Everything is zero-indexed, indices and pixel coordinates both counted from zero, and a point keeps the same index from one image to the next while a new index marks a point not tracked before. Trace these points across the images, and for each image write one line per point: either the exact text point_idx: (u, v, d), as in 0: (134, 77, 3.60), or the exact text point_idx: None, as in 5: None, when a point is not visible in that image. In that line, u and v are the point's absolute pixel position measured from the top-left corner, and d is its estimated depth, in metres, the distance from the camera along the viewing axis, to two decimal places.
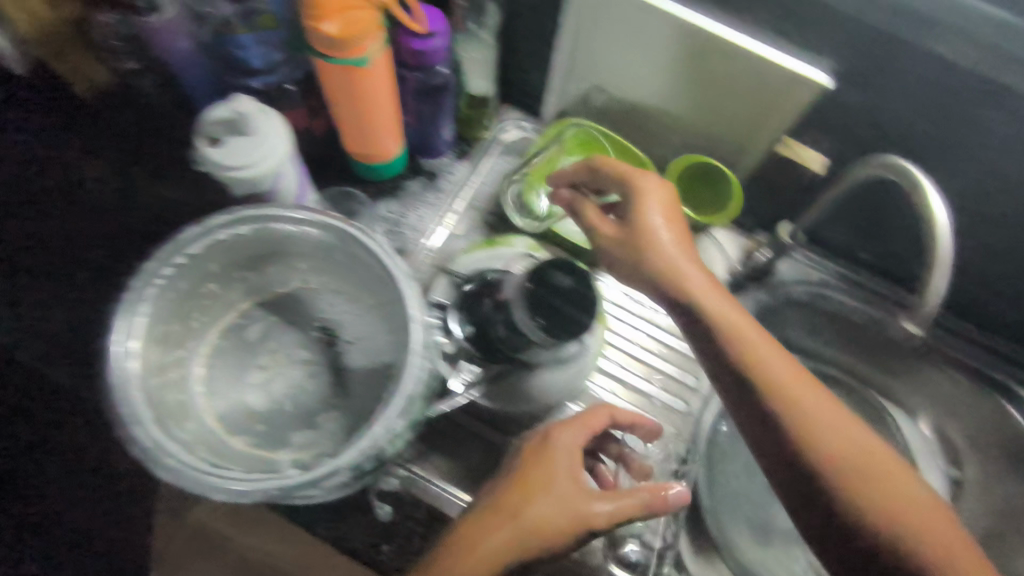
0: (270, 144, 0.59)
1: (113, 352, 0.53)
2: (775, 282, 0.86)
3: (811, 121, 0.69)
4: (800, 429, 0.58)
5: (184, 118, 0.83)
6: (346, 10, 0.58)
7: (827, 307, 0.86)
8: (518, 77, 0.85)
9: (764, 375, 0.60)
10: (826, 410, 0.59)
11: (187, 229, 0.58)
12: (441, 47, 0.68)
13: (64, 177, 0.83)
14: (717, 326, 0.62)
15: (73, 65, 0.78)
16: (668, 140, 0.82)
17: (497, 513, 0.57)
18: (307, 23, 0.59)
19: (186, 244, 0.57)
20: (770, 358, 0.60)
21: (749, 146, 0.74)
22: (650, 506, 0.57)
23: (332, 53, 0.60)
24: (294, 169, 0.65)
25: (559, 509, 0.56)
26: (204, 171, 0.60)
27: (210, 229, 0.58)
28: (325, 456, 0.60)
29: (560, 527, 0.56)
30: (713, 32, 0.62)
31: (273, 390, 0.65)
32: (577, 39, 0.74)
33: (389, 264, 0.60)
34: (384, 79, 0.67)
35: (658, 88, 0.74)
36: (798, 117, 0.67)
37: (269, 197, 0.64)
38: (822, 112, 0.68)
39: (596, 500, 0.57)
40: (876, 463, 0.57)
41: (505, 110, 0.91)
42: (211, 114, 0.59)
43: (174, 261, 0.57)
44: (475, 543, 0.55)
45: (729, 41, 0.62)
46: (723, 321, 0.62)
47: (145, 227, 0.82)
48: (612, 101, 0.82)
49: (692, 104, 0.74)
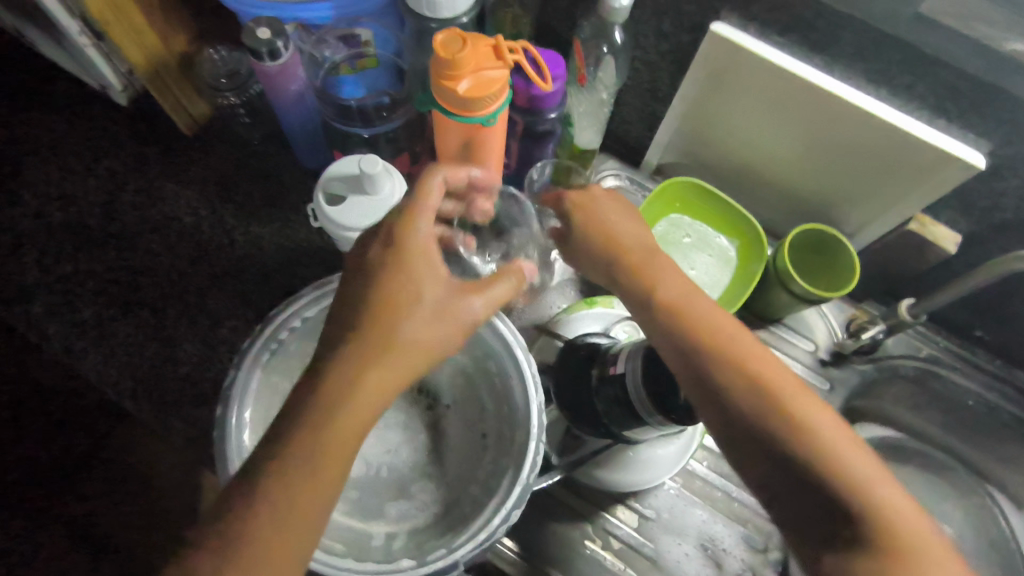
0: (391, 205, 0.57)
1: (227, 422, 0.50)
2: (883, 357, 0.81)
3: (948, 199, 0.65)
4: (827, 484, 0.43)
5: (279, 155, 0.82)
6: (479, 69, 0.56)
7: (936, 385, 0.81)
8: (622, 128, 0.83)
9: (790, 408, 0.46)
10: (860, 466, 0.43)
11: (306, 290, 0.55)
12: (559, 96, 0.66)
13: (155, 209, 0.79)
14: (748, 369, 0.48)
15: (175, 99, 0.76)
16: (776, 202, 0.80)
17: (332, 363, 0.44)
18: (437, 81, 0.56)
19: (304, 308, 0.55)
20: (792, 406, 0.46)
21: (876, 218, 0.71)
22: (516, 286, 0.52)
23: (459, 111, 0.58)
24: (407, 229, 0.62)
25: (428, 324, 0.46)
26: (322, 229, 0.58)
27: (328, 292, 0.56)
28: (424, 535, 0.57)
29: (442, 332, 0.47)
30: (850, 101, 0.60)
31: (370, 455, 0.63)
32: (695, 102, 0.72)
33: (510, 341, 0.58)
34: (501, 132, 0.64)
35: (777, 149, 0.72)
36: (937, 195, 0.64)
37: None
38: (965, 191, 0.64)
39: (465, 294, 0.49)
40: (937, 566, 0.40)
41: (601, 159, 0.87)
42: (334, 172, 0.57)
43: (291, 325, 0.55)
44: (362, 375, 0.43)
45: (873, 114, 0.60)
46: (753, 361, 0.49)
47: (234, 266, 0.76)
48: (721, 160, 0.79)
49: (813, 169, 0.72)
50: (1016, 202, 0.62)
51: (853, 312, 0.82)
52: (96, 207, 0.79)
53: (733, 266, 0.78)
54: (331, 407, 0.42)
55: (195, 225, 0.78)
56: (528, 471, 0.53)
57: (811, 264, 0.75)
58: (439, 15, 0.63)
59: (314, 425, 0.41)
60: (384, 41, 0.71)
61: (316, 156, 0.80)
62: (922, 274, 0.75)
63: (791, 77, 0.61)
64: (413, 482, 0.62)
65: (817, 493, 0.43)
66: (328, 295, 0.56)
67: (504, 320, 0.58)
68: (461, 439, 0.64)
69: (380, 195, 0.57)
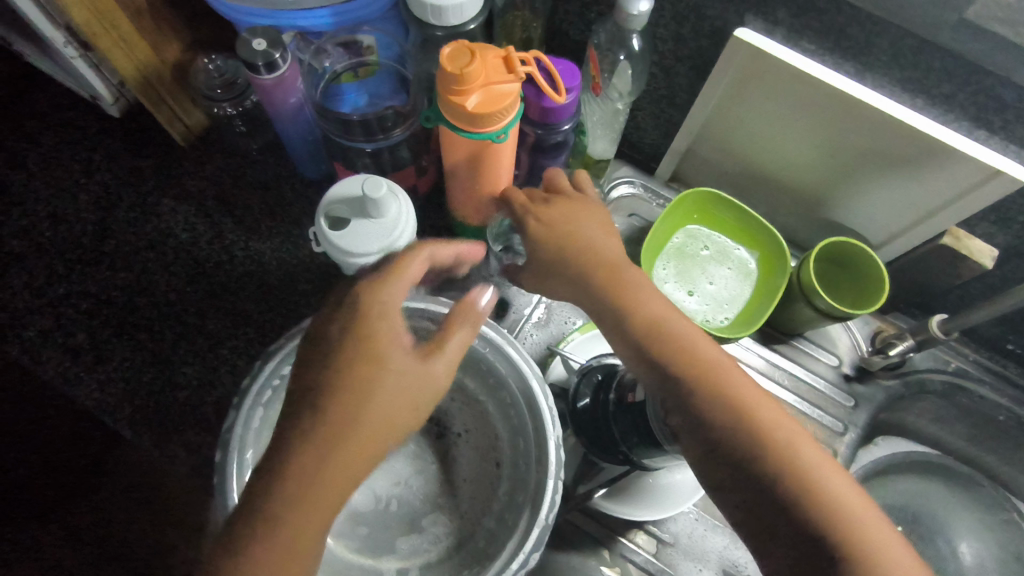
0: (396, 229, 0.54)
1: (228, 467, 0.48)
2: (909, 370, 0.78)
3: (986, 212, 0.62)
4: (828, 524, 0.40)
5: (279, 166, 0.79)
6: (490, 83, 0.53)
7: (964, 400, 0.78)
8: (637, 134, 0.79)
9: (747, 411, 0.45)
10: (856, 505, 0.41)
11: (309, 320, 0.52)
12: (573, 103, 0.62)
13: (151, 224, 0.76)
14: (735, 401, 0.45)
15: (170, 109, 0.73)
16: (800, 209, 0.76)
17: (329, 386, 0.43)
18: (444, 96, 0.53)
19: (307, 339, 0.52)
20: (784, 440, 0.43)
21: (910, 228, 0.67)
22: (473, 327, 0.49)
23: (468, 127, 0.55)
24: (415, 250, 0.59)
25: (399, 385, 0.44)
26: (323, 253, 0.54)
27: None
28: None
29: (414, 389, 0.45)
30: (878, 106, 0.56)
31: (377, 487, 0.60)
32: (715, 107, 0.68)
33: (526, 370, 0.54)
34: (513, 144, 0.61)
35: (799, 157, 0.69)
36: (976, 208, 0.60)
37: None
38: (1005, 204, 0.60)
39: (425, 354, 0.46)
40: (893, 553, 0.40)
41: (614, 165, 0.84)
42: (335, 193, 0.54)
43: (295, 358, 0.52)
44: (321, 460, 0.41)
45: (904, 121, 0.56)
46: (741, 392, 0.46)
47: (234, 284, 0.73)
48: (740, 167, 0.75)
49: (839, 177, 0.68)
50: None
51: (879, 325, 0.79)
52: (90, 224, 0.76)
53: (753, 278, 0.75)
54: (348, 417, 0.42)
55: (193, 242, 0.75)
56: (546, 512, 0.50)
57: (835, 278, 0.72)
58: (445, 21, 0.59)
59: (286, 482, 0.40)
60: (387, 48, 0.67)
61: (317, 167, 0.77)
62: (954, 288, 0.71)
63: (822, 82, 0.57)
64: (424, 515, 0.60)
65: (815, 534, 0.40)
66: None
67: (516, 347, 0.55)
68: (474, 469, 0.61)
69: (385, 218, 0.54)
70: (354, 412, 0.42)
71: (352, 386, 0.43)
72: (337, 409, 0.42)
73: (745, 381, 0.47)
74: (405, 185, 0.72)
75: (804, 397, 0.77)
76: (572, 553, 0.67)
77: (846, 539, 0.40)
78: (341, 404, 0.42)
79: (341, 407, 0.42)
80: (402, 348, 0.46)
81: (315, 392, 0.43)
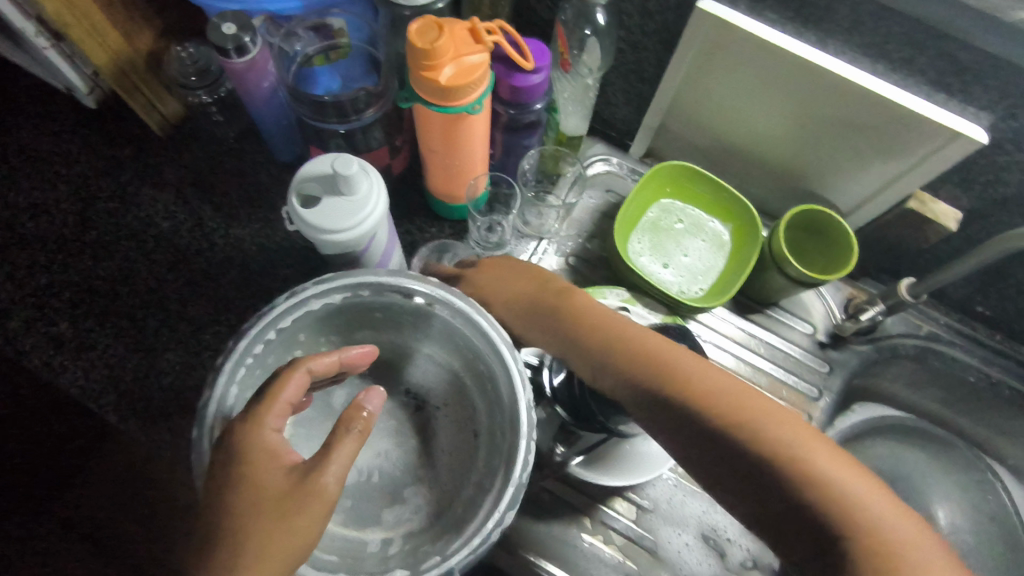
0: (365, 204, 0.55)
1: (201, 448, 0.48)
2: (881, 335, 0.79)
3: (949, 176, 0.63)
4: (789, 474, 0.43)
5: (256, 152, 0.80)
6: (461, 56, 0.54)
7: (936, 363, 0.79)
8: (609, 110, 0.80)
9: (675, 369, 0.50)
10: (816, 452, 0.43)
11: (278, 300, 0.54)
12: (543, 83, 0.63)
13: (130, 214, 0.76)
14: (691, 384, 0.49)
15: (146, 99, 0.74)
16: (773, 180, 0.77)
17: (236, 452, 0.46)
18: (415, 69, 0.54)
19: (278, 319, 0.54)
20: (739, 409, 0.46)
21: (878, 193, 0.69)
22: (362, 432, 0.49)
23: (438, 101, 0.56)
24: (388, 226, 0.60)
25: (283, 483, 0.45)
26: (296, 231, 0.55)
27: (302, 298, 0.55)
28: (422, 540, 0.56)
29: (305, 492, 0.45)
30: (834, 71, 0.58)
31: (359, 460, 0.61)
32: (684, 82, 0.69)
33: (494, 336, 0.55)
34: (483, 120, 0.62)
35: (768, 129, 0.70)
36: (940, 171, 0.62)
37: (360, 257, 0.59)
38: (967, 167, 0.61)
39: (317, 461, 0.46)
40: (810, 448, 0.44)
41: (589, 143, 0.85)
42: (306, 170, 0.55)
43: (266, 336, 0.54)
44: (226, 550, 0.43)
45: (862, 87, 0.58)
46: (696, 374, 0.50)
47: (214, 270, 0.74)
48: (712, 139, 0.77)
49: (807, 148, 0.69)
50: (1020, 176, 0.59)
51: (850, 291, 0.80)
52: (69, 215, 0.76)
53: (727, 249, 0.76)
54: (252, 493, 0.45)
55: (173, 230, 0.76)
56: (520, 473, 0.51)
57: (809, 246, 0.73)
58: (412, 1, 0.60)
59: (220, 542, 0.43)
60: (358, 30, 0.68)
61: (293, 151, 0.77)
62: (921, 250, 0.72)
63: (786, 49, 0.58)
64: (406, 487, 0.61)
65: (771, 471, 0.44)
66: (303, 303, 0.55)
67: (486, 315, 0.56)
68: (453, 441, 0.62)
69: (356, 195, 0.55)
70: (248, 496, 0.44)
71: (240, 472, 0.45)
72: (236, 494, 0.44)
73: (699, 365, 0.51)
74: (380, 166, 0.73)
75: (780, 364, 0.79)
76: (553, 521, 0.68)
77: (809, 486, 0.42)
78: (236, 490, 0.44)
79: (235, 489, 0.45)
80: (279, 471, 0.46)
81: (224, 461, 0.46)
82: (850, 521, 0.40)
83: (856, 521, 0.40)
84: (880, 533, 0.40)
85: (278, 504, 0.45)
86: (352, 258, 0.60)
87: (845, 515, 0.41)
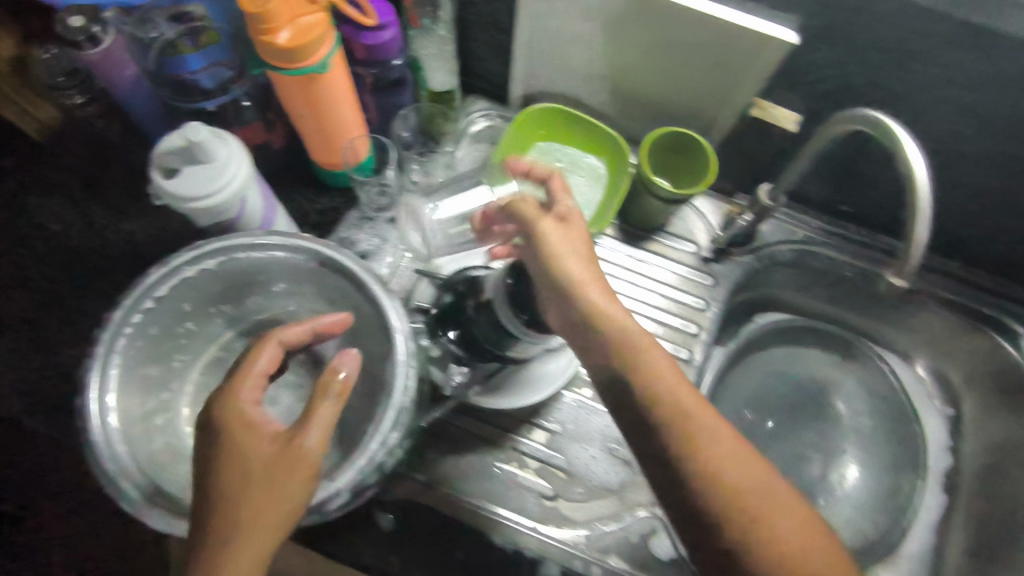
0: (228, 167, 0.57)
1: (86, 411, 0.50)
2: (760, 245, 0.85)
3: (779, 81, 0.68)
4: (674, 436, 0.47)
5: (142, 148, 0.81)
6: (296, 17, 0.57)
7: (813, 264, 0.85)
8: (479, 65, 0.83)
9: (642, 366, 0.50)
10: (707, 421, 0.47)
11: (151, 270, 0.55)
12: (395, 38, 0.67)
13: (21, 221, 0.78)
14: (613, 338, 0.52)
15: (21, 106, 0.75)
16: (639, 109, 0.82)
17: (224, 424, 0.49)
18: (256, 37, 0.57)
19: (152, 288, 0.55)
20: (643, 368, 0.49)
21: (726, 105, 0.74)
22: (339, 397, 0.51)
23: (286, 64, 0.59)
24: (258, 189, 0.63)
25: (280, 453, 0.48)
26: (163, 206, 0.57)
27: (176, 267, 0.56)
28: None
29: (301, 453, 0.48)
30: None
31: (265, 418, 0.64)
32: (535, 26, 0.73)
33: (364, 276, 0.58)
34: (341, 80, 0.65)
35: (622, 62, 0.75)
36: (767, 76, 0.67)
37: (234, 223, 0.62)
38: (790, 70, 0.66)
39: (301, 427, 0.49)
40: (748, 471, 0.46)
41: (470, 101, 0.89)
42: (163, 144, 0.57)
43: (142, 306, 0.54)
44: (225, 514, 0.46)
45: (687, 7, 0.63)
46: (618, 326, 0.52)
47: (111, 264, 0.76)
48: (577, 79, 0.81)
49: (659, 75, 0.74)
50: (837, 70, 0.64)
51: (728, 209, 0.86)
52: None
53: (603, 181, 0.80)
54: (239, 463, 0.48)
55: (65, 232, 0.77)
56: (399, 395, 0.54)
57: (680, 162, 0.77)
58: None
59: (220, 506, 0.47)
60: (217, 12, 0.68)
61: None
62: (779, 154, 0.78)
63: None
64: None
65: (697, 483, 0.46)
66: (175, 271, 0.56)
67: (357, 259, 0.58)
68: None
69: (215, 161, 0.57)
70: (233, 467, 0.47)
71: (224, 443, 0.48)
72: (219, 470, 0.47)
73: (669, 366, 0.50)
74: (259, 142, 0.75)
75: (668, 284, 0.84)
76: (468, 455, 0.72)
77: (691, 455, 0.46)
78: (218, 460, 0.48)
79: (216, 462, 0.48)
80: (266, 444, 0.49)
81: (223, 433, 0.49)
82: (765, 555, 0.43)
83: (725, 488, 0.45)
84: (749, 501, 0.44)
85: (256, 473, 0.47)
86: (229, 225, 0.62)
87: (765, 546, 0.43)
